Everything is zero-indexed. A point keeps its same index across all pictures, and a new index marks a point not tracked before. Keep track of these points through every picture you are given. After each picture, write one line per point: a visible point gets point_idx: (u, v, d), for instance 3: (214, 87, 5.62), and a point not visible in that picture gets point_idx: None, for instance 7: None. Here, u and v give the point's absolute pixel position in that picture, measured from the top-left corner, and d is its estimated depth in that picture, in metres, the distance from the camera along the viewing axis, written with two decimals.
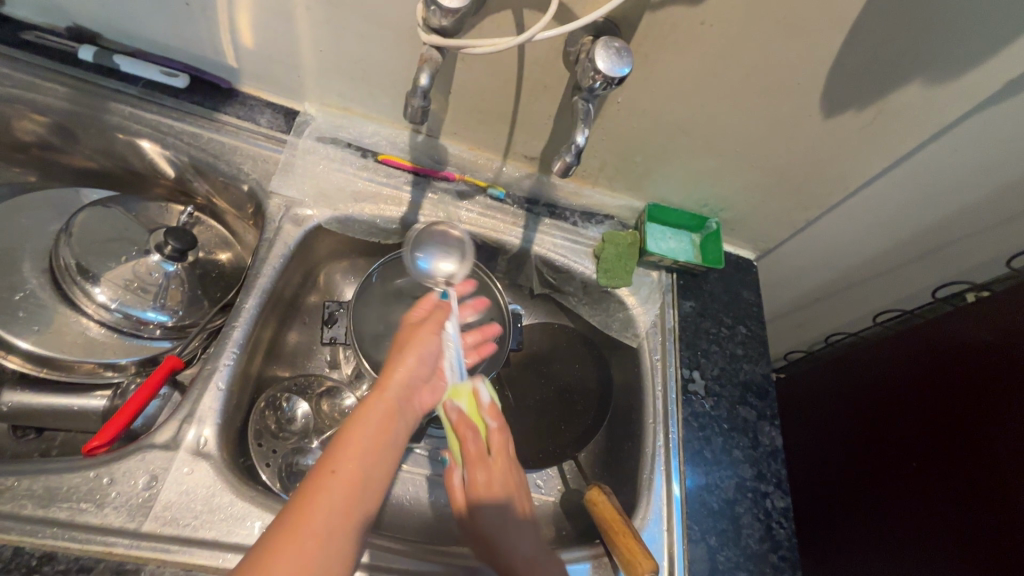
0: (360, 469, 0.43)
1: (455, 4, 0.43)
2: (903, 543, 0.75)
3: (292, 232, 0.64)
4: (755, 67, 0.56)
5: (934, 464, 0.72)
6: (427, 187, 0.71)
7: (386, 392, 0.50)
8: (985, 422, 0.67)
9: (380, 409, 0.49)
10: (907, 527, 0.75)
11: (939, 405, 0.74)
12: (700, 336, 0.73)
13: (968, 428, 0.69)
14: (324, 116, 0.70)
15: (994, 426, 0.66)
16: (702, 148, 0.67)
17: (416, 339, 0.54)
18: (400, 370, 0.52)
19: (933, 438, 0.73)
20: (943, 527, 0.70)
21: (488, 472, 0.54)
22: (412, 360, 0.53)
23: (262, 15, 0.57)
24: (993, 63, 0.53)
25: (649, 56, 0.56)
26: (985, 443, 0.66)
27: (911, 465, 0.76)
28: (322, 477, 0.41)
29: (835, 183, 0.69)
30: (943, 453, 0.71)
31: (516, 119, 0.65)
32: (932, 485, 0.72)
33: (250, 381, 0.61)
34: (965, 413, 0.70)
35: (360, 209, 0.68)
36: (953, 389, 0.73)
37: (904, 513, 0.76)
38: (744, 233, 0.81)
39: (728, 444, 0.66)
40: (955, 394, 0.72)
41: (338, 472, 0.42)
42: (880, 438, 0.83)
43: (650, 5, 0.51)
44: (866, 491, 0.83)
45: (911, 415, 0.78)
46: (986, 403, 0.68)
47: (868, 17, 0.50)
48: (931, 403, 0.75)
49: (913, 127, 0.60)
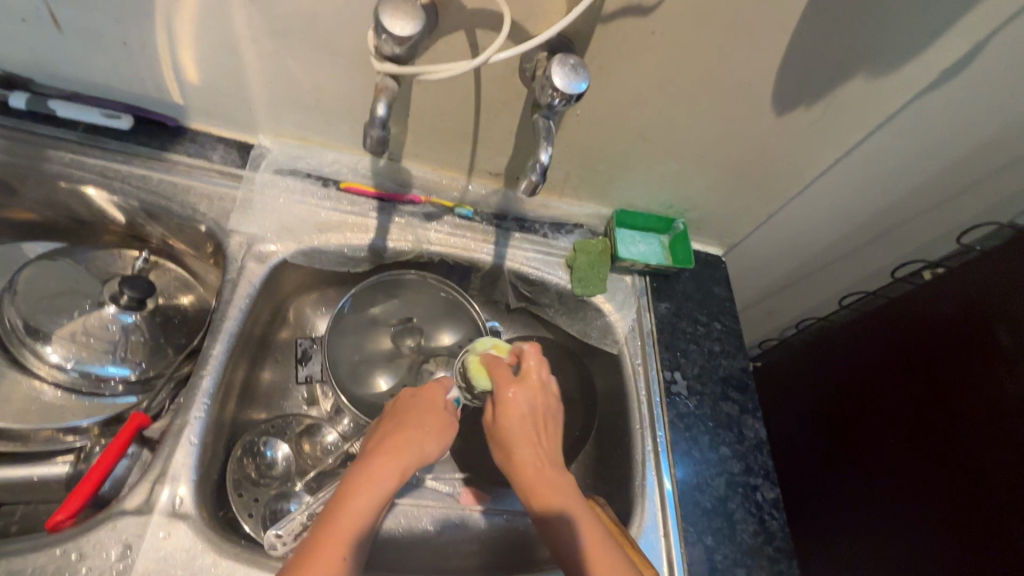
0: (359, 550, 0.44)
1: (407, 32, 0.42)
2: (889, 518, 0.77)
3: (256, 270, 0.62)
4: (708, 71, 0.57)
5: (914, 440, 0.74)
6: (393, 211, 0.70)
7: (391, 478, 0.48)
8: (957, 394, 0.70)
9: (378, 487, 0.47)
10: (892, 501, 0.77)
11: (914, 382, 0.76)
12: (678, 337, 0.74)
13: (942, 401, 0.72)
14: (279, 147, 0.68)
15: (966, 396, 0.69)
16: (664, 152, 0.68)
17: (431, 434, 0.54)
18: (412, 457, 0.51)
19: (909, 414, 0.76)
20: (925, 496, 0.72)
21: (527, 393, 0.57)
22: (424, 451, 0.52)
23: (207, 47, 0.55)
24: (926, 54, 0.55)
25: (605, 67, 0.56)
26: (959, 413, 0.69)
27: (890, 441, 0.78)
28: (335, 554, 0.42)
29: (793, 176, 0.71)
30: (921, 426, 0.74)
31: (477, 136, 0.65)
32: (911, 458, 0.75)
33: (224, 429, 0.59)
34: (936, 388, 0.73)
35: (326, 240, 0.66)
36: (923, 365, 0.75)
37: (888, 488, 0.78)
38: (711, 231, 0.82)
39: (715, 441, 0.67)
40: (924, 368, 0.75)
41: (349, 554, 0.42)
42: (855, 418, 0.85)
43: (601, 18, 0.51)
44: (847, 469, 0.85)
45: (887, 393, 0.80)
46: (955, 376, 0.70)
47: (808, 19, 0.51)
48: (903, 379, 0.78)
49: (858, 119, 0.63)
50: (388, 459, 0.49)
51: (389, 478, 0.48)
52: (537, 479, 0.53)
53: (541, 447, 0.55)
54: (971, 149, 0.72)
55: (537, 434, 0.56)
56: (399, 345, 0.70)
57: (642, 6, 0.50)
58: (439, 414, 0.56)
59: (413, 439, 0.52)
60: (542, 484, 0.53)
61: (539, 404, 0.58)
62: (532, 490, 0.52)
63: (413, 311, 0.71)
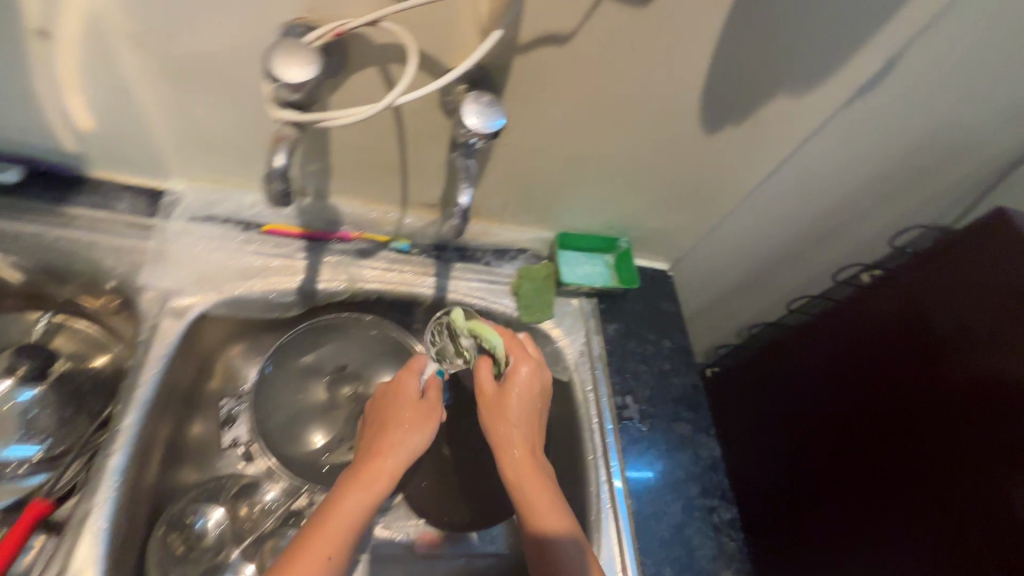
0: (344, 550, 0.49)
1: (301, 79, 0.39)
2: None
3: (172, 326, 0.58)
4: (632, 96, 0.56)
5: None
6: (323, 250, 0.66)
7: (376, 480, 0.52)
8: None
9: (362, 496, 0.51)
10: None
11: None
12: (628, 359, 0.73)
13: None
14: (194, 191, 0.63)
15: None
16: (600, 174, 0.67)
17: (416, 431, 0.56)
18: (396, 458, 0.54)
19: None
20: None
21: (536, 377, 0.60)
22: (411, 448, 0.55)
23: (96, 94, 0.51)
24: (844, 71, 0.56)
25: (528, 97, 0.55)
26: None
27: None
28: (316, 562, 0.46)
29: (728, 191, 0.72)
30: None
31: (405, 168, 0.63)
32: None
33: (143, 502, 0.54)
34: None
35: (249, 288, 0.62)
36: None
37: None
38: (656, 247, 0.82)
39: (670, 465, 0.66)
40: None
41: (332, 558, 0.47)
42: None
43: (518, 49, 0.50)
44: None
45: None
46: None
47: (726, 43, 0.51)
48: None
49: (786, 134, 0.63)
50: (371, 463, 0.53)
51: (373, 489, 0.51)
52: (524, 471, 0.56)
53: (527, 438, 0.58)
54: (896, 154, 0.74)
55: (526, 421, 0.59)
56: (336, 395, 0.67)
57: (558, 36, 0.49)
58: (424, 407, 0.58)
59: (396, 438, 0.55)
60: (528, 476, 0.56)
61: (534, 390, 0.60)
62: (512, 483, 0.56)
63: (347, 357, 0.68)
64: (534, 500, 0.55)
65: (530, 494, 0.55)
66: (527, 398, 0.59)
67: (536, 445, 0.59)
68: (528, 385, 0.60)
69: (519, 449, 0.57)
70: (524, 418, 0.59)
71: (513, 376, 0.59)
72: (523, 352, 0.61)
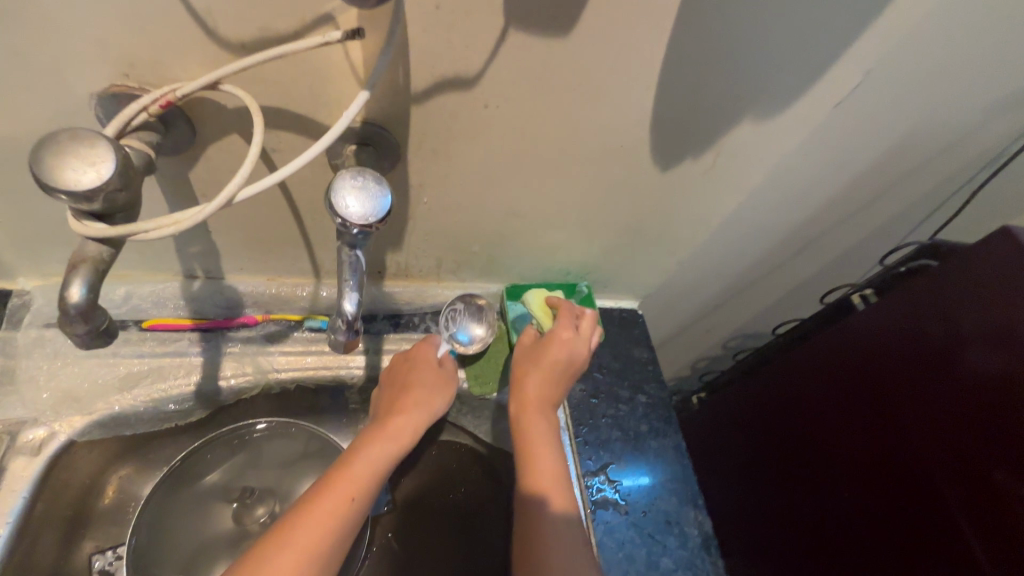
0: (362, 506, 0.44)
1: (93, 183, 0.28)
2: (853, 510, 0.75)
3: (26, 468, 0.47)
4: (568, 137, 0.46)
5: (864, 461, 0.74)
6: (222, 342, 0.55)
7: (394, 436, 0.49)
8: (892, 412, 0.70)
9: (389, 445, 0.48)
10: (857, 496, 0.75)
11: (851, 405, 0.76)
12: (599, 425, 0.64)
13: (881, 420, 0.71)
14: (48, 291, 0.51)
15: (902, 414, 0.69)
16: (544, 222, 0.57)
17: (434, 396, 0.54)
18: (414, 419, 0.52)
19: (854, 436, 0.76)
20: (886, 494, 0.70)
21: (579, 344, 0.58)
22: (428, 412, 0.53)
23: None
24: (819, 87, 0.46)
25: (439, 150, 0.45)
26: (901, 430, 0.69)
27: (853, 432, 0.76)
28: (339, 503, 0.42)
29: (694, 224, 0.62)
30: (868, 446, 0.73)
31: (308, 238, 0.52)
32: (876, 458, 0.72)
33: None
34: (902, 419, 0.68)
35: (130, 401, 0.52)
36: (856, 388, 0.76)
37: (855, 512, 0.75)
38: (621, 286, 0.72)
39: (655, 553, 0.58)
40: (859, 393, 0.75)
41: (354, 501, 0.43)
42: (824, 423, 0.81)
43: (413, 98, 0.39)
44: (820, 476, 0.81)
45: (850, 419, 0.76)
46: (889, 393, 0.71)
47: (674, 71, 0.41)
48: (841, 406, 0.78)
49: (755, 161, 0.54)
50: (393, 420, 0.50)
51: (399, 440, 0.49)
52: (541, 438, 0.53)
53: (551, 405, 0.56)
54: (880, 160, 0.65)
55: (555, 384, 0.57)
56: (246, 522, 0.56)
57: (461, 79, 0.39)
58: (444, 374, 0.56)
59: (416, 398, 0.53)
60: (543, 444, 0.53)
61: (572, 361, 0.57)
62: (523, 438, 0.54)
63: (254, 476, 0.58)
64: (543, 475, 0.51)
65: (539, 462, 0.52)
66: (563, 358, 0.56)
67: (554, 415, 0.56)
68: (564, 349, 0.57)
69: (539, 413, 0.55)
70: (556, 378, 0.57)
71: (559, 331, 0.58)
72: (571, 320, 0.59)
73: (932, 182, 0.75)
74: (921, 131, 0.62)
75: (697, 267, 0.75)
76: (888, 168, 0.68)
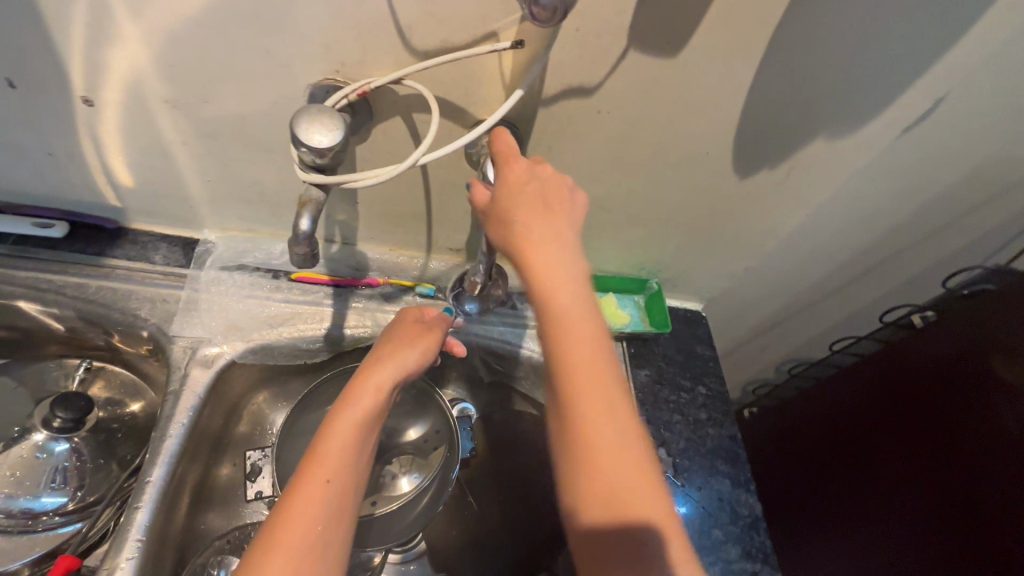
0: (349, 471, 0.47)
1: (326, 142, 0.39)
2: (907, 527, 0.76)
3: (201, 376, 0.59)
4: (662, 143, 0.54)
5: (916, 476, 0.76)
6: (350, 296, 0.66)
7: (371, 396, 0.50)
8: (949, 428, 0.73)
9: (371, 407, 0.50)
10: (900, 513, 0.77)
11: (904, 422, 0.79)
12: (661, 408, 0.70)
13: (936, 436, 0.74)
14: (226, 241, 0.65)
15: (961, 431, 0.71)
16: (628, 218, 0.65)
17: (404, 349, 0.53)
18: (380, 374, 0.51)
19: (907, 452, 0.78)
20: (929, 510, 0.73)
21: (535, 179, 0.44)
22: (404, 365, 0.52)
23: (135, 152, 0.53)
24: (889, 112, 0.53)
25: (553, 146, 0.54)
26: (958, 445, 0.71)
27: (912, 451, 0.77)
28: (317, 482, 0.45)
29: (764, 233, 0.69)
30: (921, 461, 0.75)
31: (431, 216, 0.63)
32: (925, 476, 0.74)
33: (170, 544, 0.55)
34: (961, 435, 0.71)
35: (276, 336, 0.62)
36: (910, 405, 0.79)
37: (904, 527, 0.76)
38: (688, 288, 0.79)
39: (708, 524, 0.63)
40: (912, 410, 0.78)
41: (332, 479, 0.45)
42: (870, 441, 0.84)
43: (542, 102, 0.49)
44: (869, 490, 0.83)
45: (903, 435, 0.79)
46: (947, 410, 0.73)
47: (762, 90, 0.49)
48: (892, 422, 0.81)
49: (826, 177, 0.60)
50: (360, 383, 0.50)
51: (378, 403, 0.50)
52: (577, 330, 0.44)
53: (583, 331, 0.44)
54: (946, 188, 0.70)
55: (572, 312, 0.44)
56: None
57: (584, 88, 0.48)
58: (418, 329, 0.55)
59: (384, 355, 0.52)
60: (578, 337, 0.44)
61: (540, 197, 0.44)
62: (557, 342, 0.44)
63: None
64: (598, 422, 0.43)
65: (583, 400, 0.43)
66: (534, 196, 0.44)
67: (582, 292, 0.44)
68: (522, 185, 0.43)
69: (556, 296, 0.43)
70: (577, 292, 0.44)
71: (541, 226, 0.43)
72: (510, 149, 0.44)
73: (1005, 214, 0.78)
74: (988, 161, 0.66)
75: (761, 278, 0.80)
76: (958, 195, 0.72)
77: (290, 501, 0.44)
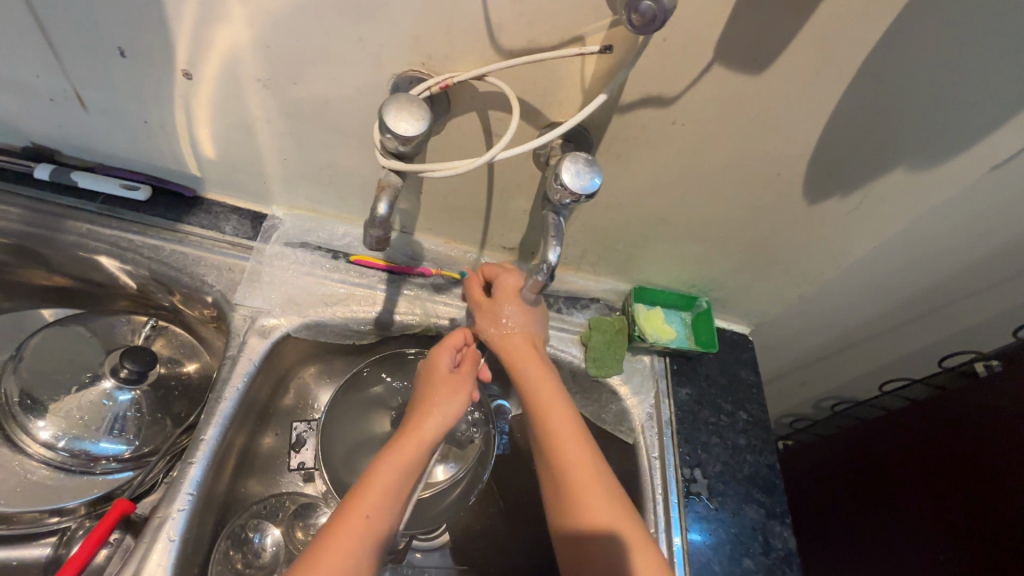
0: (386, 513, 0.48)
1: (411, 132, 0.41)
2: None
3: (257, 345, 0.61)
4: (733, 160, 0.54)
5: (962, 524, 0.72)
6: (402, 284, 0.68)
7: (415, 444, 0.51)
8: (1000, 476, 0.69)
9: (394, 470, 0.49)
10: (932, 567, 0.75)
11: (954, 470, 0.75)
12: (699, 428, 0.69)
13: (988, 485, 0.70)
14: (292, 219, 0.67)
15: (1011, 478, 0.67)
16: (686, 233, 0.64)
17: (454, 395, 0.54)
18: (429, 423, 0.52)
19: (954, 499, 0.74)
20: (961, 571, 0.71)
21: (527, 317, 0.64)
22: (451, 417, 0.53)
23: (222, 128, 0.56)
24: (979, 146, 0.51)
25: (622, 153, 0.54)
26: (1006, 493, 0.67)
27: (960, 498, 0.73)
28: (356, 518, 0.46)
29: (826, 260, 0.67)
30: (970, 509, 0.71)
31: (489, 214, 0.63)
32: (972, 526, 0.71)
33: (216, 500, 0.57)
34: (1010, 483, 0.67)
35: (330, 314, 0.65)
36: (961, 451, 0.75)
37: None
38: (737, 309, 0.77)
39: (739, 552, 0.62)
40: (964, 457, 0.74)
41: (371, 516, 0.47)
42: (913, 490, 0.81)
43: (618, 108, 0.49)
44: (909, 537, 0.79)
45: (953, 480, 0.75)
46: (1000, 459, 0.70)
47: (845, 114, 0.48)
48: (941, 469, 0.77)
49: (901, 209, 0.58)
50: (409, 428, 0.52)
51: (407, 459, 0.50)
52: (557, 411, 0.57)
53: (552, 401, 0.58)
54: None
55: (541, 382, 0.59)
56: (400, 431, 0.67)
57: (663, 97, 0.48)
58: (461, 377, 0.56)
59: (435, 402, 0.53)
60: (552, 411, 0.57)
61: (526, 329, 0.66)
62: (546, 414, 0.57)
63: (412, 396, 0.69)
64: (577, 464, 0.55)
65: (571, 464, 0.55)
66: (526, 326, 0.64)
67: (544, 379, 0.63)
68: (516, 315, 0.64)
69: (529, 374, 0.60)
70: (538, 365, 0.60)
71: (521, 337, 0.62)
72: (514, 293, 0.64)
73: None
74: None
75: (813, 307, 0.78)
76: None
77: (329, 534, 0.45)
